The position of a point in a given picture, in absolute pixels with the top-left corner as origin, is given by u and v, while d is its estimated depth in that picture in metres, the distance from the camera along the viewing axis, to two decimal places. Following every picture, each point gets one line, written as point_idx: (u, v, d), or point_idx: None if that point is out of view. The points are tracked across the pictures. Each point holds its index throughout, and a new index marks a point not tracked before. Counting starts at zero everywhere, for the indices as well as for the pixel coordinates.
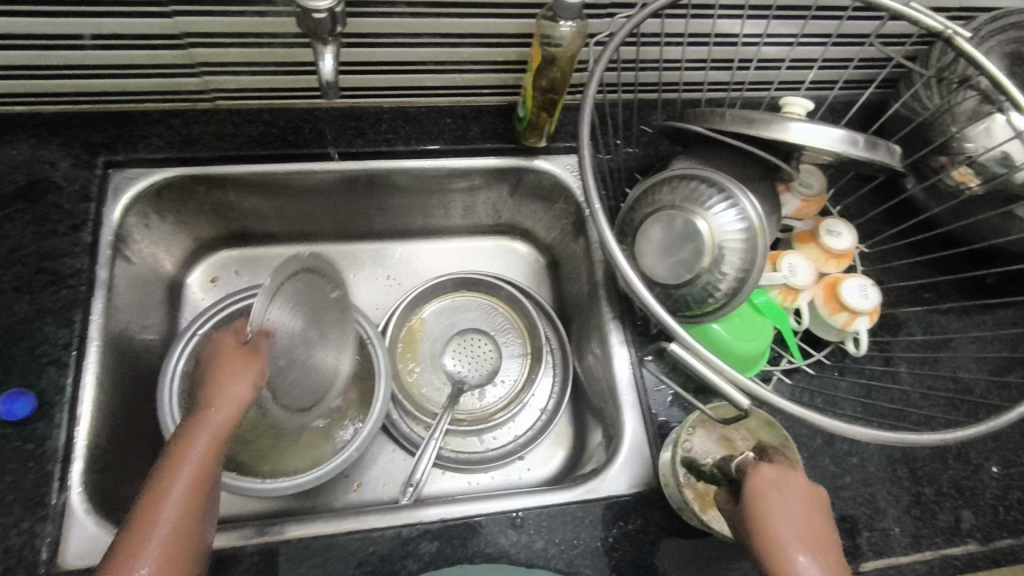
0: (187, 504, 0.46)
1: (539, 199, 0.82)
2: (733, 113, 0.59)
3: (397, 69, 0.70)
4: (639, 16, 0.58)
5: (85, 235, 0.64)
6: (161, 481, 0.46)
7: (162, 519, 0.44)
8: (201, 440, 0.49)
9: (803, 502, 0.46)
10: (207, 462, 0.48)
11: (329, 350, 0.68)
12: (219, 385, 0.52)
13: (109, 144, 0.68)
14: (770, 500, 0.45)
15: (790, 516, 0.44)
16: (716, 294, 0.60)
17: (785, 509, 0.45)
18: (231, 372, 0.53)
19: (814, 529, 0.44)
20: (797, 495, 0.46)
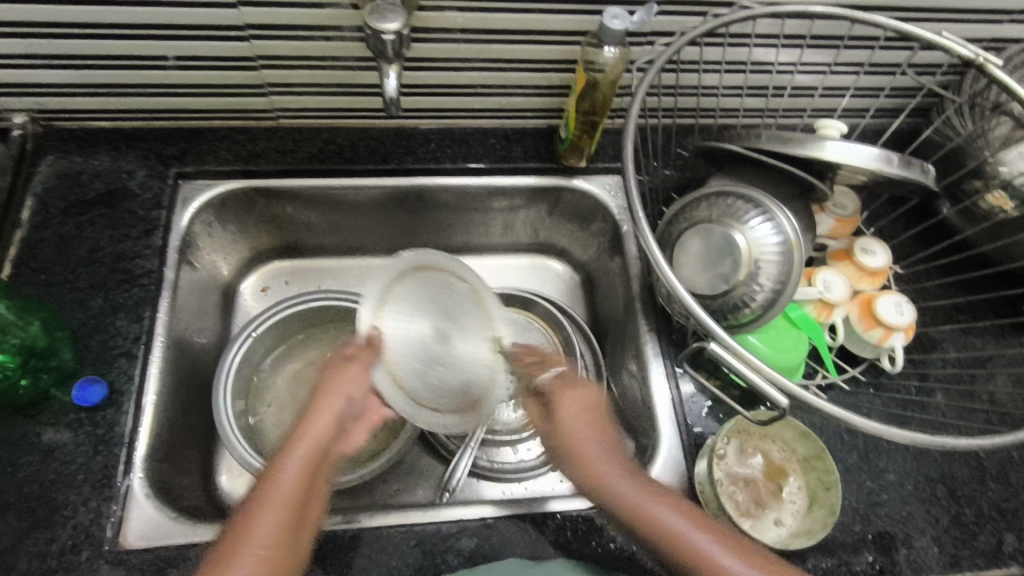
0: (282, 513, 0.47)
1: (577, 218, 0.85)
2: (769, 133, 0.62)
3: (448, 92, 0.75)
4: (680, 43, 0.61)
5: (156, 239, 0.69)
6: (260, 493, 0.48)
7: (258, 529, 0.46)
8: (298, 451, 0.51)
9: (598, 416, 0.58)
10: (303, 474, 0.50)
11: (473, 343, 0.63)
12: (325, 398, 0.54)
13: (181, 157, 0.74)
14: (568, 415, 0.58)
15: (586, 424, 0.57)
16: (752, 306, 0.62)
17: (584, 418, 0.57)
18: (332, 384, 0.55)
19: (605, 429, 0.57)
20: (586, 409, 0.58)
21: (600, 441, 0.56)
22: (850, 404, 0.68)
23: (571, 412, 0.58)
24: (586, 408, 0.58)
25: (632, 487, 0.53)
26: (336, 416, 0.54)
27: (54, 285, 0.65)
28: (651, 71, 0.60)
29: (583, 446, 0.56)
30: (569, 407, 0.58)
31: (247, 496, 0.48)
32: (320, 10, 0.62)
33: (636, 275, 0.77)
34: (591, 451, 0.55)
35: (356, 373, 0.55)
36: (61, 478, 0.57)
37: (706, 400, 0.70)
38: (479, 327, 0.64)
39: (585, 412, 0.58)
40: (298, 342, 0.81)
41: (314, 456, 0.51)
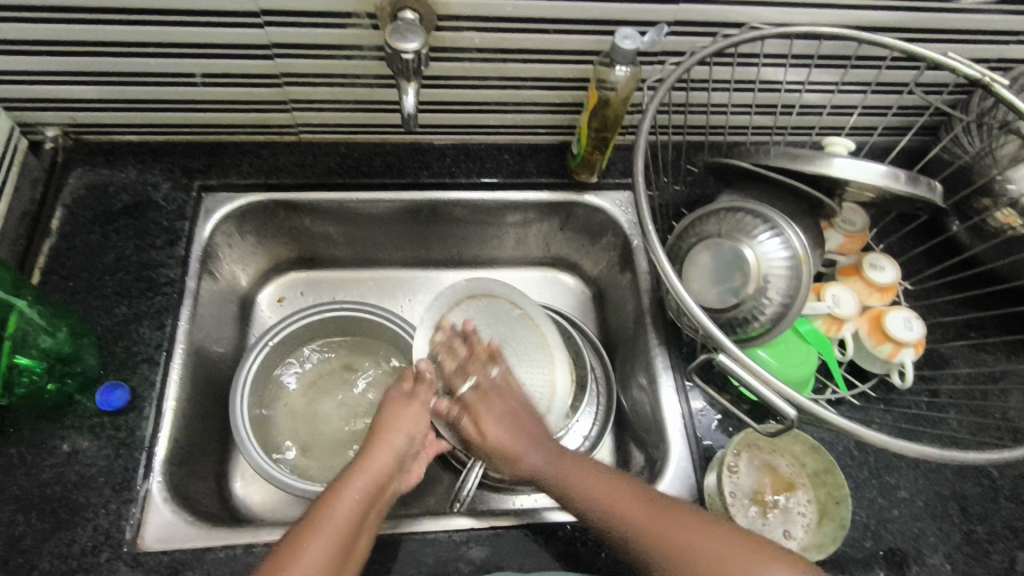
0: (341, 522, 0.55)
1: (588, 233, 0.86)
2: (777, 149, 0.63)
3: (463, 109, 0.77)
4: (690, 62, 0.63)
5: (179, 249, 0.71)
6: (324, 504, 0.57)
7: (320, 532, 0.54)
8: (361, 474, 0.60)
9: (515, 408, 0.68)
10: (363, 492, 0.59)
11: (529, 368, 0.76)
12: (386, 429, 0.65)
13: (204, 170, 0.76)
14: (482, 409, 0.68)
15: (501, 417, 0.67)
16: (760, 320, 0.62)
17: (499, 412, 0.68)
18: (392, 418, 0.67)
19: (518, 418, 0.67)
20: (504, 411, 0.68)
21: (513, 431, 0.66)
22: (860, 419, 0.68)
23: (484, 409, 0.68)
24: (506, 402, 0.69)
25: (547, 470, 0.63)
26: (396, 452, 0.64)
27: (81, 292, 0.67)
28: (661, 90, 0.62)
29: (496, 436, 0.66)
30: (486, 406, 0.68)
31: (312, 508, 0.57)
32: (343, 30, 0.65)
33: (646, 289, 0.78)
34: (506, 438, 0.66)
35: (416, 412, 0.68)
36: (83, 480, 0.58)
37: (716, 413, 0.70)
38: (531, 353, 0.77)
39: (502, 405, 0.68)
40: (313, 351, 0.83)
41: (374, 479, 0.60)
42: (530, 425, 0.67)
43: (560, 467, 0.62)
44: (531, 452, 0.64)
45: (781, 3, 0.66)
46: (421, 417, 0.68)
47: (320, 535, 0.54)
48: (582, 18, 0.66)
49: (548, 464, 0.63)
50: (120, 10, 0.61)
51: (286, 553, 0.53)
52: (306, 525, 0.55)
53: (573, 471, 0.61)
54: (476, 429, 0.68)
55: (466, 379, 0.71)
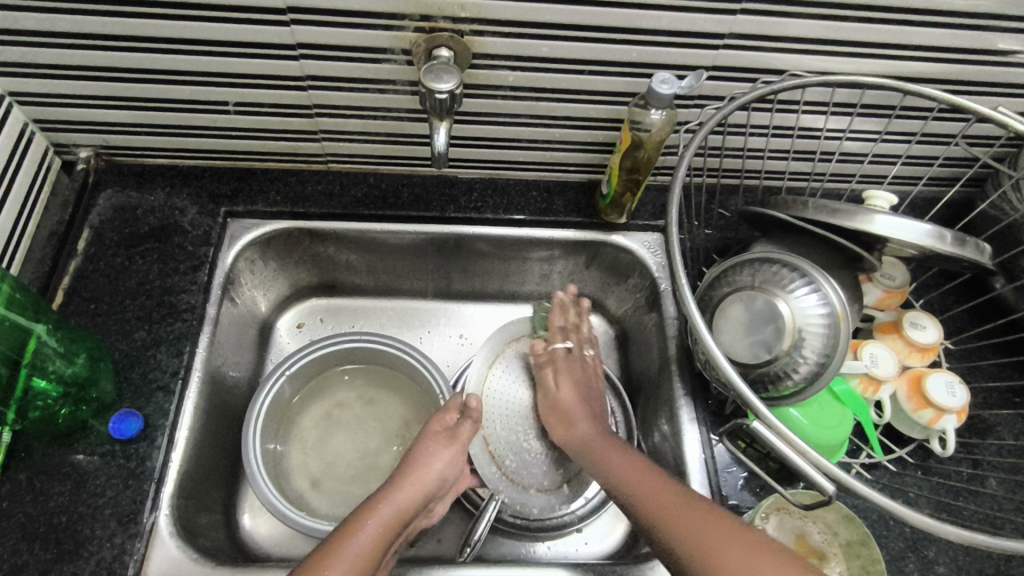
0: (366, 549, 0.54)
1: (614, 273, 0.84)
2: (816, 202, 0.62)
3: (493, 145, 0.76)
4: (729, 108, 0.61)
5: (203, 275, 0.70)
6: (353, 526, 0.56)
7: (347, 553, 0.53)
8: (392, 501, 0.59)
9: (588, 378, 0.74)
10: (391, 517, 0.58)
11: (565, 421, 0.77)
12: (425, 464, 0.63)
13: (231, 196, 0.76)
14: (568, 376, 0.74)
15: (574, 381, 0.74)
16: (793, 377, 0.60)
17: (575, 377, 0.74)
18: (433, 450, 0.65)
19: (593, 394, 0.73)
20: (585, 377, 0.74)
21: (581, 399, 0.72)
22: (895, 485, 0.65)
23: (562, 372, 0.74)
24: (582, 374, 0.75)
25: (597, 440, 0.66)
26: (427, 487, 0.62)
27: (101, 316, 0.67)
28: (699, 135, 0.60)
29: (565, 397, 0.72)
30: (567, 372, 0.74)
31: (337, 530, 0.56)
32: (378, 65, 0.64)
33: (673, 336, 0.75)
34: (568, 403, 0.71)
35: (452, 450, 0.66)
36: (90, 510, 0.57)
37: (742, 471, 0.67)
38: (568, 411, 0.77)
39: (581, 374, 0.74)
40: (331, 380, 0.82)
41: (405, 507, 0.59)
42: (597, 404, 0.73)
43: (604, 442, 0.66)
44: (587, 424, 0.69)
45: (826, 51, 0.64)
46: (458, 455, 0.66)
47: (344, 558, 0.53)
48: (619, 60, 0.65)
49: (597, 436, 0.67)
50: (158, 40, 0.61)
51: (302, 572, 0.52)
52: (332, 544, 0.54)
53: (609, 452, 0.64)
54: (551, 381, 0.74)
55: (563, 340, 0.77)
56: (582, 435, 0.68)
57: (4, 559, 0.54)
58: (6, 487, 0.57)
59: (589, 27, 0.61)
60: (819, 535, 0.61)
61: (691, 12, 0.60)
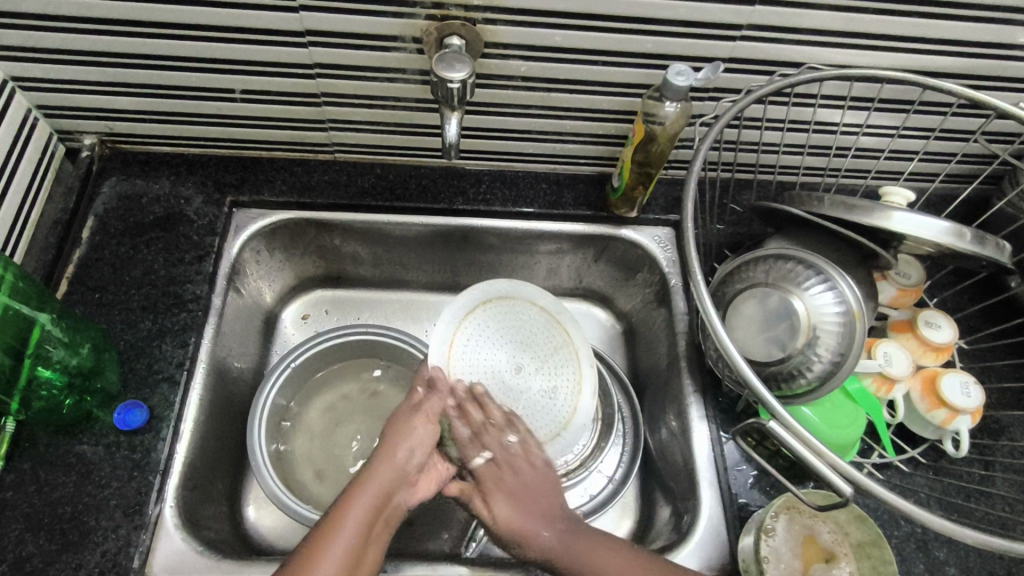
0: (342, 554, 0.53)
1: (624, 267, 0.83)
2: (832, 198, 0.61)
3: (503, 136, 0.75)
4: (746, 100, 0.60)
5: (207, 265, 0.69)
6: (331, 524, 0.55)
7: (329, 556, 0.52)
8: (364, 493, 0.57)
9: (537, 480, 0.62)
10: (364, 511, 0.56)
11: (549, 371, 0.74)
12: (390, 447, 0.60)
13: (237, 185, 0.75)
14: (497, 498, 0.61)
15: (509, 493, 0.61)
16: (807, 376, 0.59)
17: (511, 491, 0.61)
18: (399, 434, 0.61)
19: (538, 497, 0.61)
20: (518, 488, 0.61)
21: (522, 511, 0.60)
22: (907, 486, 0.64)
23: (496, 486, 0.61)
24: (524, 478, 0.62)
25: (565, 543, 0.58)
26: (398, 469, 0.59)
27: (105, 305, 0.66)
28: (715, 128, 0.59)
29: (505, 516, 0.60)
30: (511, 476, 0.62)
31: (318, 526, 0.55)
32: (386, 53, 0.63)
33: (682, 333, 0.75)
34: (518, 520, 0.59)
35: (420, 428, 0.62)
36: (95, 501, 0.57)
37: (751, 469, 0.67)
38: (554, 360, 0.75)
39: (519, 478, 0.62)
40: (337, 373, 0.81)
41: (379, 497, 0.57)
42: (551, 501, 0.61)
43: (572, 547, 0.57)
44: (544, 527, 0.59)
45: (845, 44, 0.63)
46: (427, 432, 0.62)
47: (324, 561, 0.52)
48: (634, 51, 0.63)
49: (560, 545, 0.57)
50: (163, 25, 0.60)
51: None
52: (311, 545, 0.53)
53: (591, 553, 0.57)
54: (482, 506, 0.61)
55: (478, 453, 0.63)
56: (546, 544, 0.58)
57: (8, 550, 0.54)
58: (9, 477, 0.57)
59: (604, 16, 0.60)
60: (831, 535, 0.60)
61: (709, 2, 0.58)
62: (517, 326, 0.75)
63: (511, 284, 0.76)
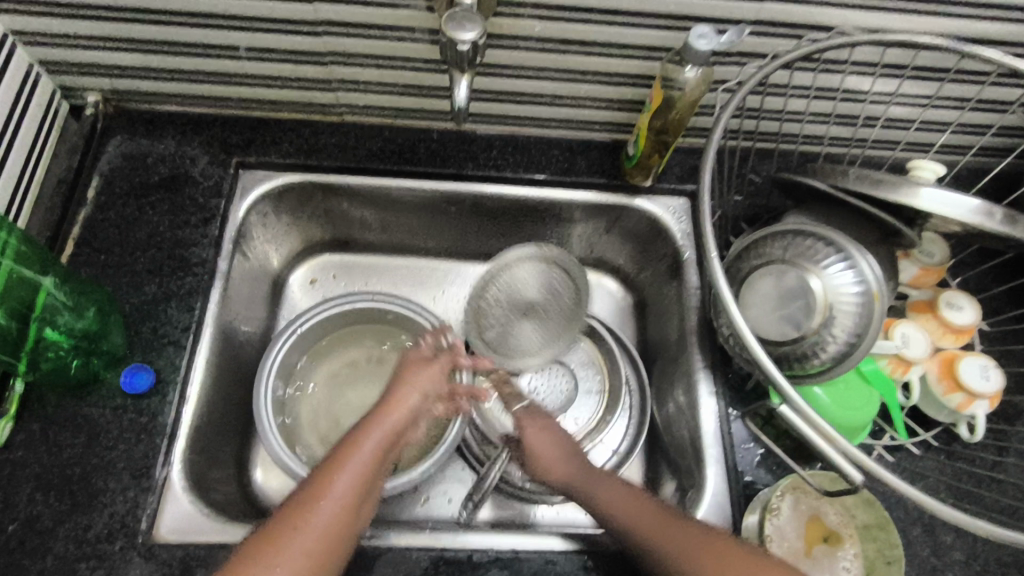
0: (349, 495, 0.52)
1: (637, 238, 0.82)
2: (857, 172, 0.59)
3: (516, 100, 0.73)
4: (773, 66, 0.57)
5: (213, 229, 0.68)
6: (338, 459, 0.54)
7: (330, 498, 0.51)
8: (374, 433, 0.56)
9: (559, 433, 0.66)
10: (370, 455, 0.55)
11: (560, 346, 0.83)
12: (399, 394, 0.60)
13: (244, 146, 0.73)
14: (536, 436, 0.66)
15: (548, 435, 0.66)
16: (819, 357, 0.58)
17: (546, 435, 0.66)
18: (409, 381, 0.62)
19: (566, 442, 0.66)
20: (554, 433, 0.66)
21: (555, 450, 0.65)
22: (917, 470, 0.63)
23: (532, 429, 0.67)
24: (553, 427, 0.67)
25: (583, 480, 0.63)
26: (406, 415, 0.59)
27: (111, 267, 0.65)
28: (737, 96, 0.56)
29: (539, 452, 0.65)
30: (535, 428, 0.67)
31: (318, 469, 0.54)
32: (394, 10, 0.61)
33: (694, 308, 0.73)
34: (542, 459, 0.65)
35: (428, 381, 0.62)
36: (103, 463, 0.57)
37: (758, 448, 0.66)
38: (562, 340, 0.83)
39: (552, 429, 0.66)
40: (345, 338, 0.81)
41: (385, 443, 0.57)
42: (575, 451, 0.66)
43: (596, 482, 0.62)
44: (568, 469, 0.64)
45: (879, 7, 0.59)
46: (437, 381, 0.63)
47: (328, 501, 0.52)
48: (654, 12, 0.60)
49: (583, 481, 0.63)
50: None
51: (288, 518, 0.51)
52: (318, 485, 0.53)
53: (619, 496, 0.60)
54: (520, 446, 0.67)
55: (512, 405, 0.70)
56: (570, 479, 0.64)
57: (19, 508, 0.55)
58: (20, 436, 0.58)
59: None
60: (836, 517, 0.59)
61: None
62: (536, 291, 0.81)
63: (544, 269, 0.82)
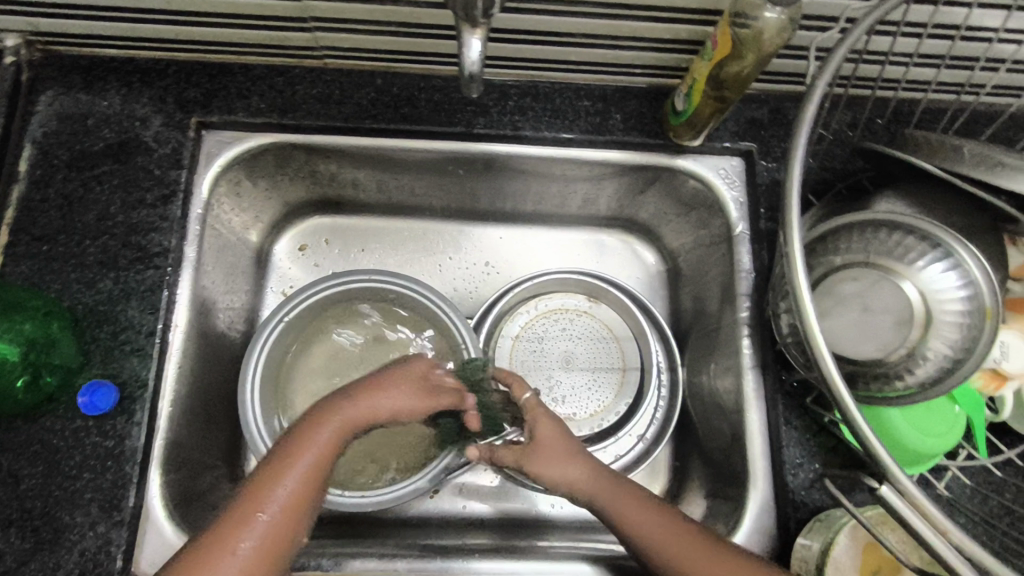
0: (270, 525, 0.43)
1: (676, 202, 0.70)
2: (974, 149, 0.46)
3: (538, 40, 0.60)
4: (892, 3, 0.44)
5: (175, 208, 0.57)
6: (266, 483, 0.45)
7: (249, 529, 0.43)
8: (314, 449, 0.46)
9: (560, 434, 0.57)
10: (292, 468, 0.46)
11: (598, 367, 0.76)
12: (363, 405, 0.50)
13: (205, 101, 0.60)
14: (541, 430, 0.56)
15: (556, 432, 0.57)
16: (908, 379, 0.47)
17: (547, 435, 0.56)
18: (385, 393, 0.51)
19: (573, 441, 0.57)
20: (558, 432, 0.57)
21: (558, 447, 0.56)
22: (997, 491, 0.55)
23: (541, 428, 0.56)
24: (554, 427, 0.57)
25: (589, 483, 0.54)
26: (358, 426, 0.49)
27: (56, 260, 0.55)
28: (845, 44, 0.44)
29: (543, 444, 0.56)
30: (545, 423, 0.57)
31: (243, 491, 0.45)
32: None
33: (745, 293, 0.62)
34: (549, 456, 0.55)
35: (413, 391, 0.52)
36: (67, 495, 0.50)
37: (814, 464, 0.57)
38: (604, 357, 0.76)
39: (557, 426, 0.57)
40: (340, 319, 0.72)
41: (326, 456, 0.47)
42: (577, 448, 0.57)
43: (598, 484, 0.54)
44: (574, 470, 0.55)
45: None
46: (417, 394, 0.52)
47: (247, 521, 0.43)
48: None
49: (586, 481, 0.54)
50: None
51: (214, 541, 0.42)
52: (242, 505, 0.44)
53: (626, 504, 0.53)
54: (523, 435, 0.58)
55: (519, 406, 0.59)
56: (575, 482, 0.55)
57: None
58: None
59: None
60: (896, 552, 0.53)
61: None
62: (579, 343, 0.77)
63: (592, 304, 0.78)
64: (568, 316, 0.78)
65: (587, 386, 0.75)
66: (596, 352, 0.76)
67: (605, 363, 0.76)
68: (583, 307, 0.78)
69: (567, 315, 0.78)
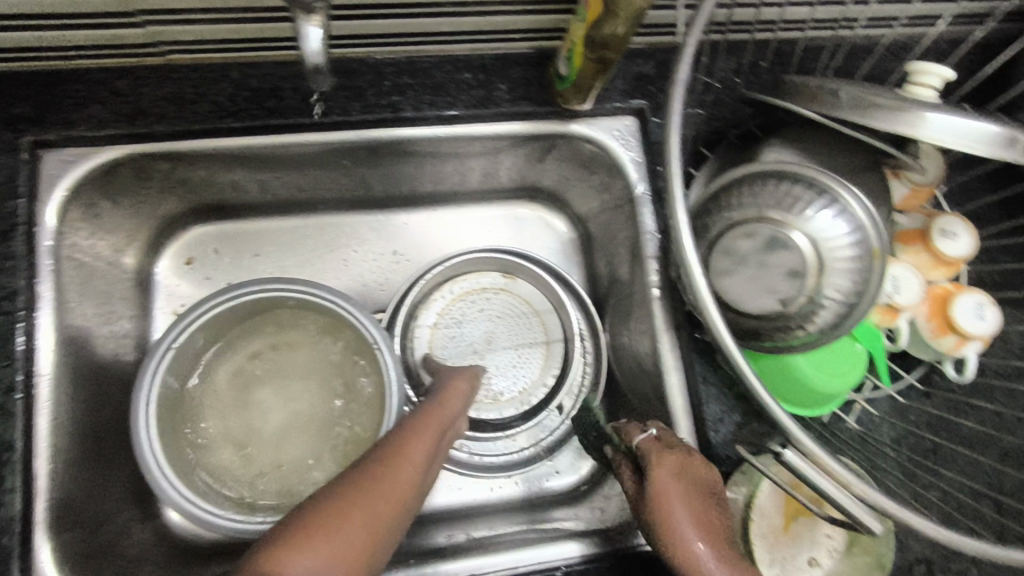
0: (403, 489, 0.41)
1: (576, 167, 0.68)
2: (850, 90, 0.46)
3: (403, 13, 0.56)
4: None
5: (17, 244, 0.51)
6: (398, 450, 0.44)
7: (384, 488, 0.40)
8: (430, 430, 0.47)
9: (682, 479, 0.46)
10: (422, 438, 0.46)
11: (522, 342, 0.74)
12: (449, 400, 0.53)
13: (36, 117, 0.53)
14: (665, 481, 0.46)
15: (683, 479, 0.46)
16: (808, 327, 0.48)
17: (675, 480, 0.46)
18: (459, 390, 0.56)
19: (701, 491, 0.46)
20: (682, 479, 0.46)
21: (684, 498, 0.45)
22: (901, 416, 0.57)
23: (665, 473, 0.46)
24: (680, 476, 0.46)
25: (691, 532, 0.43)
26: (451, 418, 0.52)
27: None
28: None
29: (664, 492, 0.45)
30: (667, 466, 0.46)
31: (373, 457, 0.43)
32: None
33: (652, 255, 0.61)
34: (692, 530, 0.43)
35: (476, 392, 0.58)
36: None
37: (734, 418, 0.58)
38: (527, 331, 0.74)
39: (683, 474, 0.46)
40: (239, 334, 0.66)
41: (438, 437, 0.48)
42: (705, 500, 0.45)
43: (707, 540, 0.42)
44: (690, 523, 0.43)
45: None
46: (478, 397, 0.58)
47: (385, 483, 0.41)
48: None
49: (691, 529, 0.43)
50: None
51: (354, 495, 0.39)
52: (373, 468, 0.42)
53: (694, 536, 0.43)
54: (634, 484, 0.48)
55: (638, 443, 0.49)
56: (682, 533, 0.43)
57: None
58: None
59: None
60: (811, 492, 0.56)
61: None
62: (497, 321, 0.74)
63: (506, 279, 0.75)
64: (487, 293, 0.75)
65: (512, 364, 0.73)
66: (517, 327, 0.74)
67: (529, 337, 0.74)
68: (499, 283, 0.75)
69: (483, 295, 0.75)
